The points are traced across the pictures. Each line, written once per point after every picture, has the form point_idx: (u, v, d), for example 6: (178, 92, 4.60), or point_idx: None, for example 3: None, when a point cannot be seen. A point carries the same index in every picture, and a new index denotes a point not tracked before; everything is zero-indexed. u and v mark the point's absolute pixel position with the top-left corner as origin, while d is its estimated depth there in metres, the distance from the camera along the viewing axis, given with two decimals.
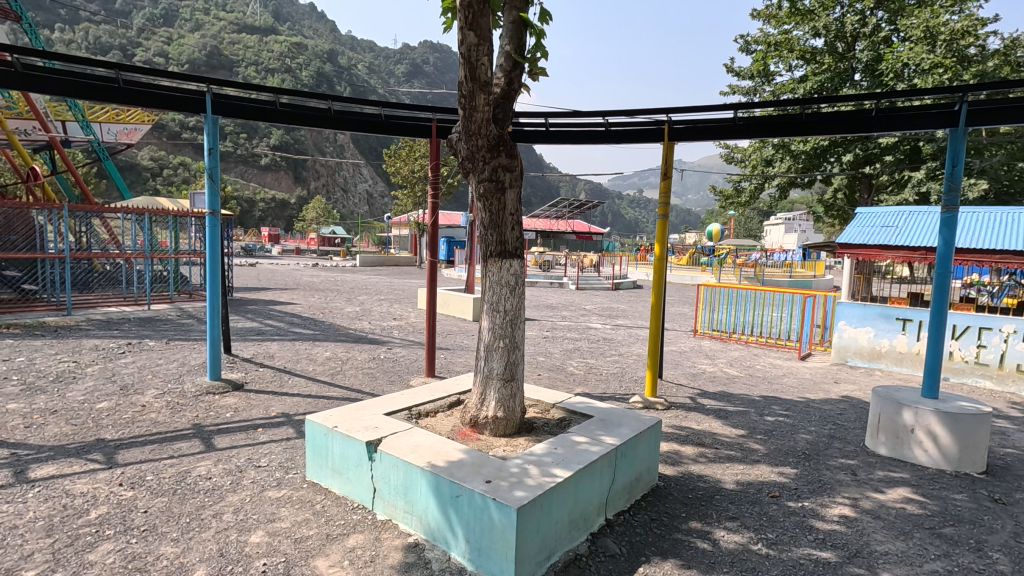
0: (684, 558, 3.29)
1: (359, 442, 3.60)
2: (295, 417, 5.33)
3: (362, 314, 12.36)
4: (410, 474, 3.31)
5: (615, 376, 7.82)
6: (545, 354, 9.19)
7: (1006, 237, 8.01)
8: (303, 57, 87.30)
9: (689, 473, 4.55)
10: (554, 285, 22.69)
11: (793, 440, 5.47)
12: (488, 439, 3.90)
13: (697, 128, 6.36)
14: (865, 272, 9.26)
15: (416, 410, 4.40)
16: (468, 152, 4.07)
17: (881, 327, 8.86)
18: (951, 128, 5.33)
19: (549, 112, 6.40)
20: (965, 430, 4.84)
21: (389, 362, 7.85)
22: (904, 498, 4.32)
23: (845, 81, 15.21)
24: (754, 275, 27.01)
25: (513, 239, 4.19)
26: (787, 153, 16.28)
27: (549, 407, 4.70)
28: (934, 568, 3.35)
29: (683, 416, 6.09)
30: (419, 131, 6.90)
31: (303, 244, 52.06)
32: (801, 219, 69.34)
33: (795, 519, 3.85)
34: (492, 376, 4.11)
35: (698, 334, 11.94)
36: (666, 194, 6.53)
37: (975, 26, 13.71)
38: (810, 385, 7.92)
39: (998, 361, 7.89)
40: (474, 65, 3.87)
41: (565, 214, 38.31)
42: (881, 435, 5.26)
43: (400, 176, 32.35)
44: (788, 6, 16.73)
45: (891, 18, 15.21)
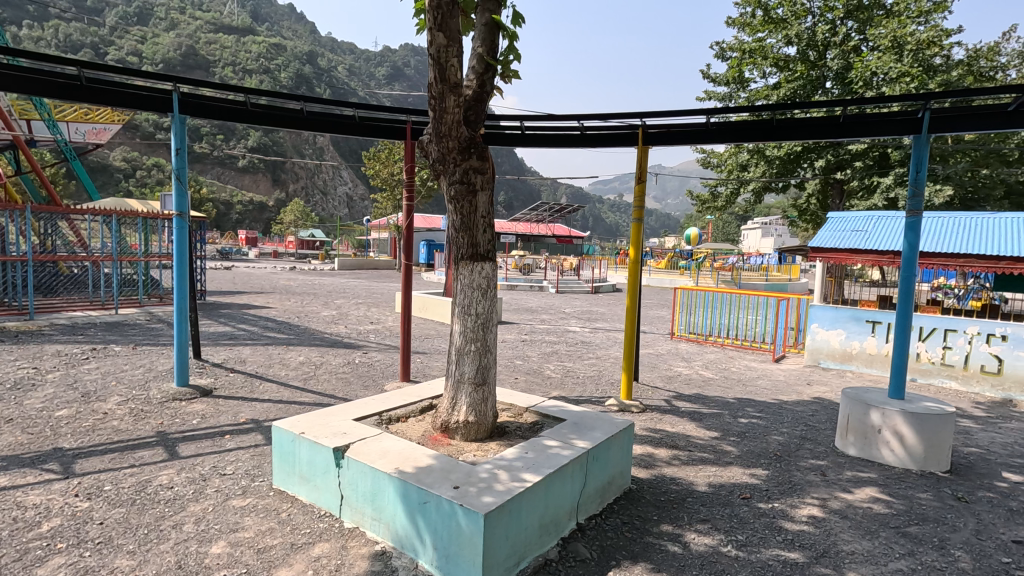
0: (654, 562, 3.28)
1: (326, 448, 3.52)
2: (265, 423, 5.22)
3: (338, 318, 12.24)
4: (378, 480, 3.25)
5: (592, 379, 7.83)
6: (522, 357, 9.17)
7: (971, 241, 8.21)
8: (281, 58, 86.19)
9: (663, 476, 4.56)
10: (534, 289, 22.78)
11: (765, 442, 5.54)
12: (459, 444, 3.87)
13: (672, 133, 6.41)
14: (836, 274, 9.38)
15: (386, 415, 4.34)
16: (438, 154, 4.03)
17: (851, 329, 9.04)
18: (915, 135, 5.47)
19: (525, 116, 6.40)
20: (930, 430, 4.93)
21: (364, 367, 7.73)
22: (870, 498, 4.38)
23: (817, 89, 15.50)
24: (731, 279, 27.39)
25: (485, 242, 4.18)
26: (761, 158, 16.55)
27: (522, 411, 4.67)
28: (898, 567, 3.39)
29: (658, 419, 6.11)
30: (394, 133, 6.83)
31: (281, 247, 51.40)
32: (778, 222, 70.58)
33: (764, 521, 3.88)
34: (464, 380, 4.07)
35: (676, 336, 12.06)
36: (640, 199, 6.53)
37: (940, 37, 14.10)
38: (784, 387, 8.01)
39: (963, 362, 8.09)
40: (444, 67, 3.84)
41: (546, 217, 38.48)
42: (849, 435, 5.34)
43: (380, 179, 32.09)
44: (762, 14, 17.00)
45: (860, 27, 15.60)
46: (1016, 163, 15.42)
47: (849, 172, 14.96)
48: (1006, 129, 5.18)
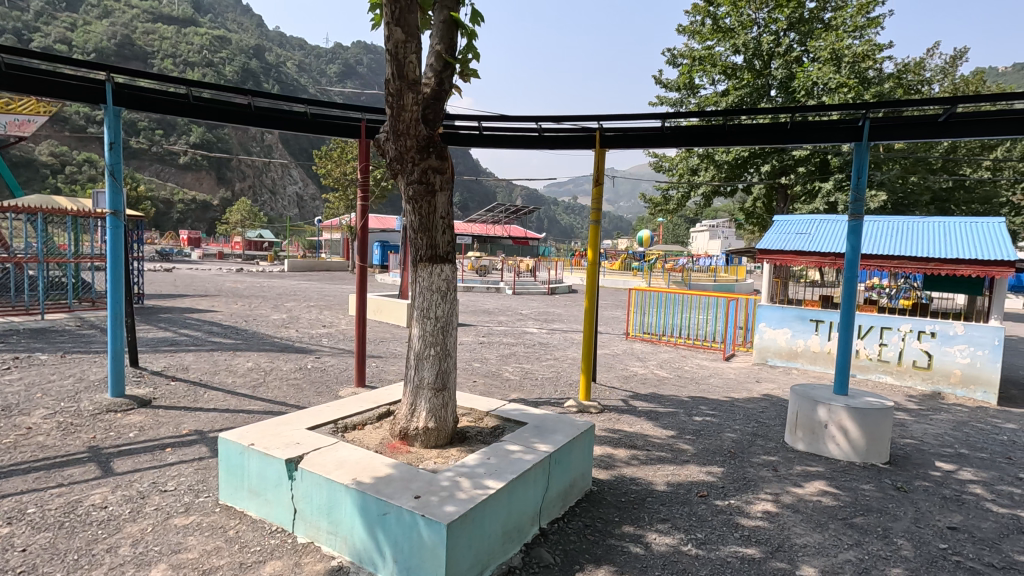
0: (617, 564, 3.28)
1: (277, 460, 3.35)
2: (210, 434, 4.94)
3: (288, 321, 11.78)
4: (334, 492, 3.11)
5: (550, 380, 7.83)
6: (480, 360, 9.09)
7: (904, 243, 8.67)
8: (225, 51, 82.77)
9: (623, 477, 4.59)
10: (491, 291, 22.71)
11: (719, 439, 5.67)
12: (419, 452, 3.76)
13: (628, 136, 6.46)
14: (782, 275, 9.76)
15: (342, 423, 4.18)
16: (395, 153, 3.91)
17: (797, 328, 9.45)
18: (856, 143, 5.70)
19: (482, 116, 6.33)
20: (872, 425, 5.17)
21: (317, 372, 7.48)
22: (819, 491, 4.54)
23: (762, 97, 16.15)
24: (682, 279, 28.16)
25: (444, 244, 4.08)
26: (711, 163, 17.06)
27: (482, 416, 4.60)
28: (847, 558, 3.51)
29: (616, 419, 6.16)
30: (348, 131, 6.61)
31: (226, 248, 49.24)
32: (726, 225, 73.43)
33: (722, 518, 3.95)
34: (423, 386, 3.96)
35: (631, 337, 12.26)
36: (597, 200, 6.56)
37: (873, 51, 14.95)
38: (735, 385, 8.27)
39: (897, 358, 8.56)
40: (401, 63, 3.74)
41: (502, 218, 38.50)
42: (798, 431, 5.54)
43: (332, 178, 31.23)
44: (711, 23, 17.51)
45: (802, 39, 16.33)
46: (940, 170, 16.58)
47: (793, 177, 15.64)
48: (934, 138, 5.50)
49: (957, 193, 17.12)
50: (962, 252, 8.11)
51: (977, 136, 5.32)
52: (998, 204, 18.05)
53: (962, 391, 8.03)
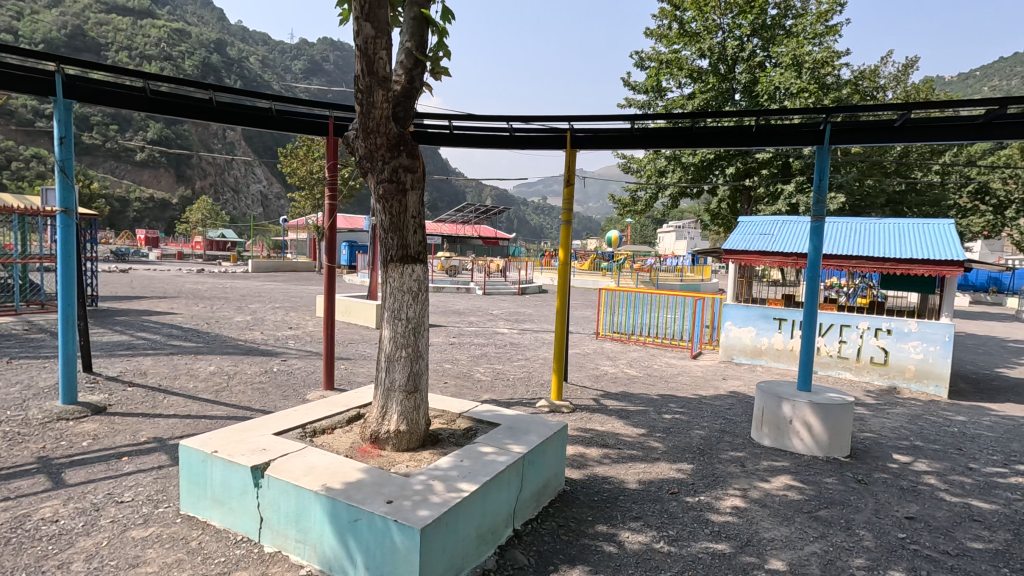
0: (591, 563, 3.29)
1: (242, 468, 3.23)
2: (170, 442, 4.76)
3: (252, 324, 11.44)
4: (303, 499, 3.02)
5: (521, 381, 7.83)
6: (451, 361, 9.02)
7: (861, 245, 8.98)
8: (184, 45, 80.03)
9: (595, 476, 4.61)
10: (462, 291, 22.61)
11: (689, 436, 5.76)
12: (390, 456, 3.69)
13: (598, 137, 6.50)
14: (746, 275, 10.00)
15: (310, 428, 4.07)
16: (364, 151, 3.84)
17: (761, 326, 9.70)
18: (817, 146, 5.86)
19: (453, 115, 6.27)
20: (834, 419, 5.33)
21: (283, 375, 7.28)
22: (785, 485, 4.65)
23: (726, 100, 16.53)
24: (650, 279, 28.60)
25: (415, 243, 4.02)
26: (677, 164, 17.31)
27: (455, 417, 4.56)
28: (813, 550, 3.60)
29: (587, 419, 6.19)
30: (314, 128, 6.47)
31: (186, 248, 47.59)
32: (692, 226, 75.00)
33: (692, 514, 4.01)
34: (394, 389, 3.90)
35: (600, 336, 12.37)
36: (568, 200, 6.58)
37: (832, 57, 15.48)
38: (703, 382, 8.43)
39: (856, 354, 8.86)
40: (371, 60, 3.68)
41: (472, 218, 38.37)
42: (764, 427, 5.67)
43: (297, 177, 30.55)
44: (677, 27, 17.80)
45: (764, 45, 16.79)
46: (893, 174, 17.29)
47: (756, 179, 16.06)
48: (889, 142, 5.70)
49: (908, 196, 17.88)
50: (915, 253, 8.45)
51: (929, 142, 5.54)
52: (946, 206, 18.95)
53: (916, 385, 8.38)
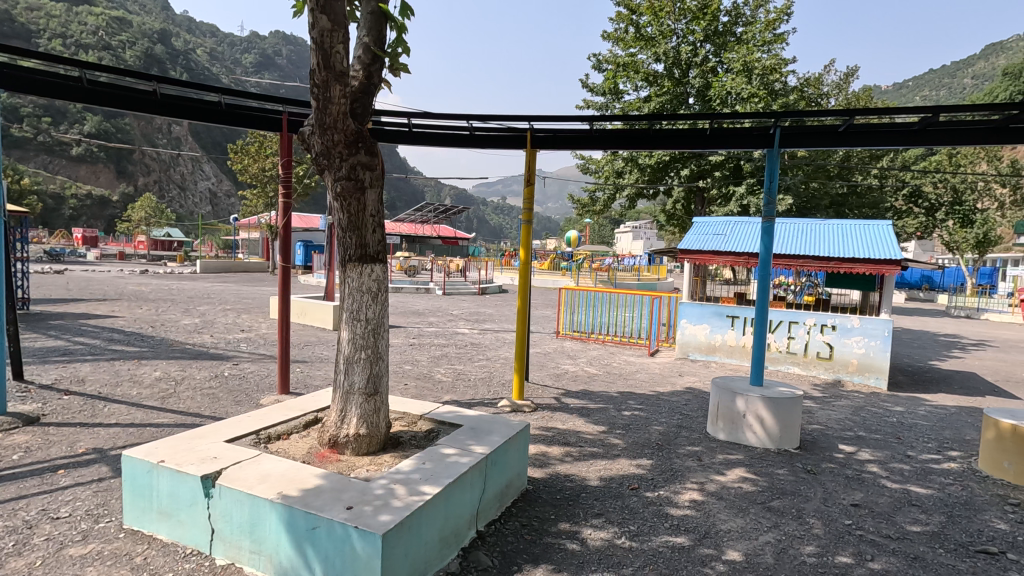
0: (554, 562, 3.30)
1: (191, 477, 3.08)
2: (112, 452, 4.50)
3: (201, 326, 10.97)
4: (257, 508, 2.90)
5: (483, 381, 7.80)
6: (411, 362, 8.90)
7: (808, 245, 9.35)
8: (124, 34, 76.00)
9: (557, 474, 4.63)
10: (421, 292, 22.36)
11: (648, 432, 5.87)
12: (350, 460, 3.60)
13: (557, 137, 6.54)
14: (701, 274, 10.29)
15: (265, 434, 3.93)
16: (321, 148, 3.73)
17: (715, 324, 9.99)
18: (766, 149, 6.06)
19: (412, 113, 6.19)
20: (784, 412, 5.54)
21: (235, 380, 7.01)
22: (740, 478, 4.80)
23: (681, 104, 16.97)
24: (608, 279, 29.05)
25: (374, 243, 3.94)
26: (634, 166, 17.62)
27: (416, 419, 4.49)
28: (767, 539, 3.73)
29: (549, 417, 6.22)
30: (267, 123, 6.23)
31: (128, 249, 45.26)
32: (649, 227, 76.73)
33: (652, 509, 4.08)
34: (353, 392, 3.81)
35: (561, 335, 12.47)
36: (529, 200, 6.59)
37: (780, 64, 16.09)
38: (660, 379, 8.62)
39: (803, 350, 9.25)
40: (327, 53, 3.59)
41: (431, 218, 38.01)
42: (720, 421, 5.84)
43: (249, 174, 29.51)
44: (634, 31, 18.12)
45: (716, 51, 17.30)
46: (836, 177, 18.18)
47: (710, 180, 16.56)
48: (833, 147, 5.95)
49: (850, 198, 18.82)
50: (857, 252, 8.85)
51: (869, 146, 5.80)
52: (884, 208, 20.06)
53: (859, 378, 8.81)
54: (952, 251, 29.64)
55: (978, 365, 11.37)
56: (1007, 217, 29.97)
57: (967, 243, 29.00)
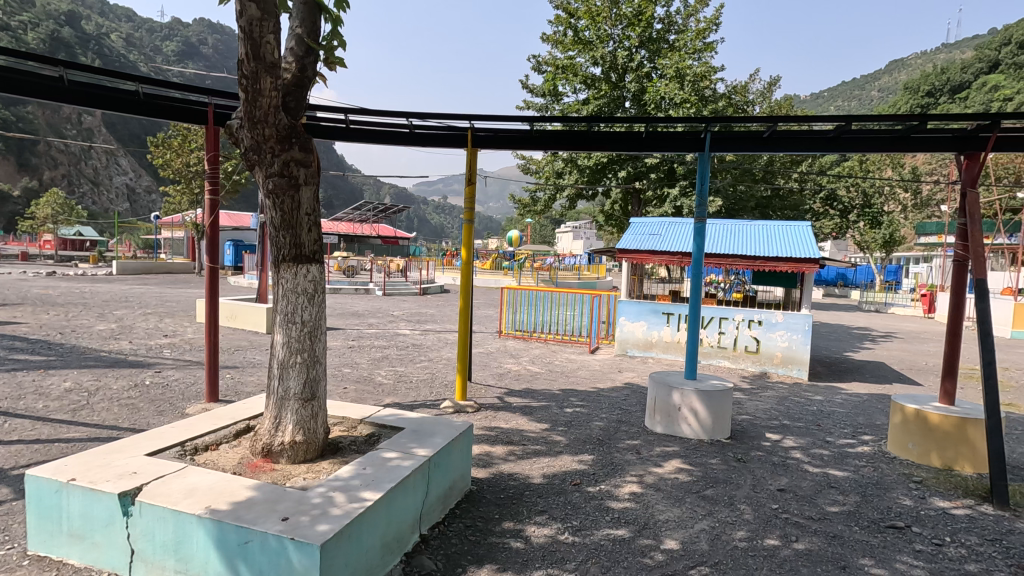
0: (499, 562, 3.30)
1: (107, 495, 2.85)
2: (13, 472, 4.09)
3: (119, 332, 10.20)
4: (182, 524, 2.73)
5: (425, 382, 7.70)
6: (351, 365, 8.66)
7: (736, 245, 9.83)
8: (26, 14, 69.58)
9: (501, 473, 4.63)
10: (360, 292, 21.82)
11: (589, 428, 5.99)
12: (285, 469, 3.45)
13: (498, 137, 6.55)
14: (638, 273, 10.61)
15: (191, 445, 3.70)
16: (251, 142, 3.56)
17: (652, 321, 10.32)
18: (698, 152, 6.31)
19: (349, 109, 6.01)
20: (716, 404, 5.80)
21: (157, 389, 6.56)
22: (676, 469, 4.98)
23: (618, 107, 17.46)
24: (549, 278, 29.47)
25: (310, 242, 3.78)
26: (574, 167, 17.92)
27: (356, 424, 4.36)
28: (702, 527, 3.89)
29: (492, 417, 6.22)
30: (190, 115, 5.86)
31: (32, 248, 41.43)
32: (588, 227, 78.42)
33: (594, 503, 4.16)
34: (289, 397, 3.67)
35: (504, 334, 12.52)
36: (470, 199, 6.54)
37: (709, 72, 16.82)
38: (601, 376, 8.81)
39: (733, 344, 9.72)
40: (257, 44, 3.43)
41: (370, 217, 37.13)
42: (656, 415, 6.04)
43: (171, 169, 27.76)
44: (572, 34, 18.42)
45: (651, 57, 17.88)
46: (760, 181, 19.29)
47: (646, 182, 17.13)
48: (758, 151, 6.27)
49: (773, 200, 20.01)
50: (780, 252, 9.39)
51: (790, 152, 6.14)
52: (803, 210, 21.47)
53: (783, 370, 9.36)
54: (863, 250, 32.12)
55: (885, 355, 12.39)
56: (909, 219, 32.86)
57: (875, 243, 31.58)
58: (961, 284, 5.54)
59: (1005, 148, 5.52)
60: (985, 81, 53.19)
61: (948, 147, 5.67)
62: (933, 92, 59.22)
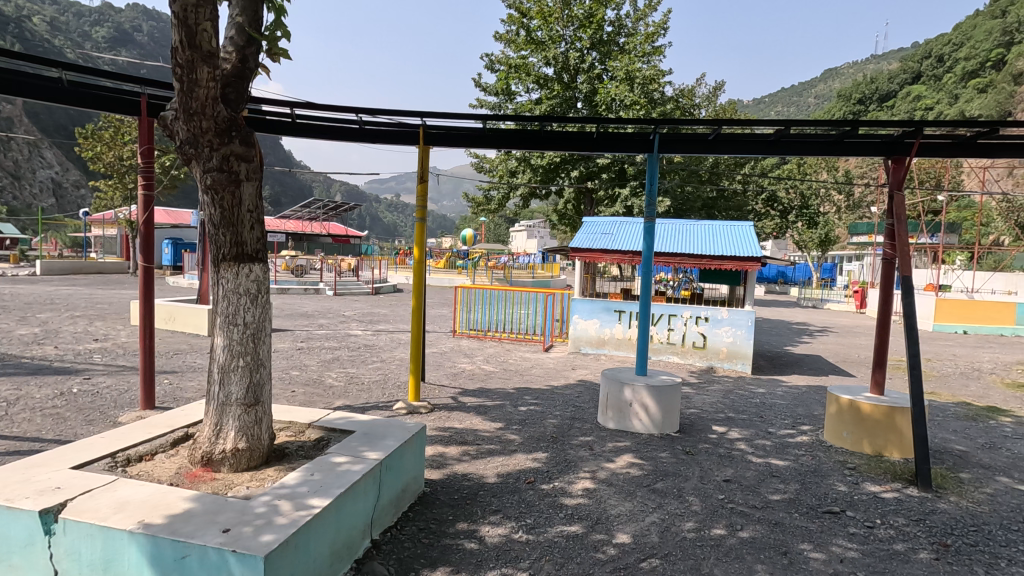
0: (452, 563, 3.27)
1: (26, 513, 2.64)
2: None
3: (43, 337, 9.50)
4: (112, 539, 2.56)
5: (377, 384, 7.55)
6: (299, 367, 8.38)
7: (683, 244, 10.11)
8: None
9: (455, 474, 4.59)
10: (309, 292, 21.19)
11: (543, 426, 6.03)
12: (227, 477, 3.30)
13: (450, 135, 6.48)
14: (591, 271, 10.76)
15: (124, 455, 3.49)
16: (187, 135, 3.38)
17: (604, 319, 10.49)
18: (647, 154, 6.46)
19: (295, 103, 5.81)
20: (665, 399, 5.95)
21: (86, 397, 6.14)
22: (628, 463, 5.08)
23: (570, 107, 17.63)
24: (504, 277, 29.53)
25: (252, 241, 3.62)
26: (527, 166, 18.02)
27: (304, 428, 4.22)
28: (652, 520, 3.98)
29: (446, 417, 6.16)
30: (122, 106, 5.52)
31: None
32: (542, 227, 79.04)
33: (548, 500, 4.18)
34: (230, 403, 3.51)
35: (458, 334, 12.43)
36: (422, 198, 6.45)
37: (658, 75, 17.25)
38: (555, 373, 8.89)
39: (681, 340, 10.01)
40: (192, 31, 3.26)
41: (320, 216, 36.10)
42: (609, 411, 6.14)
43: (102, 163, 26.11)
44: (524, 34, 18.47)
45: (601, 59, 18.16)
46: (706, 182, 19.97)
47: (598, 182, 17.43)
48: (704, 154, 6.46)
49: (718, 201, 20.76)
50: (725, 251, 9.73)
51: (734, 155, 6.35)
52: (746, 211, 22.37)
53: (728, 364, 9.70)
54: (801, 249, 33.76)
55: (822, 348, 13.06)
56: (842, 219, 34.80)
57: (812, 242, 33.29)
58: (889, 280, 5.87)
59: (927, 154, 5.90)
60: (909, 91, 56.99)
61: (877, 152, 6.01)
62: (864, 100, 62.87)
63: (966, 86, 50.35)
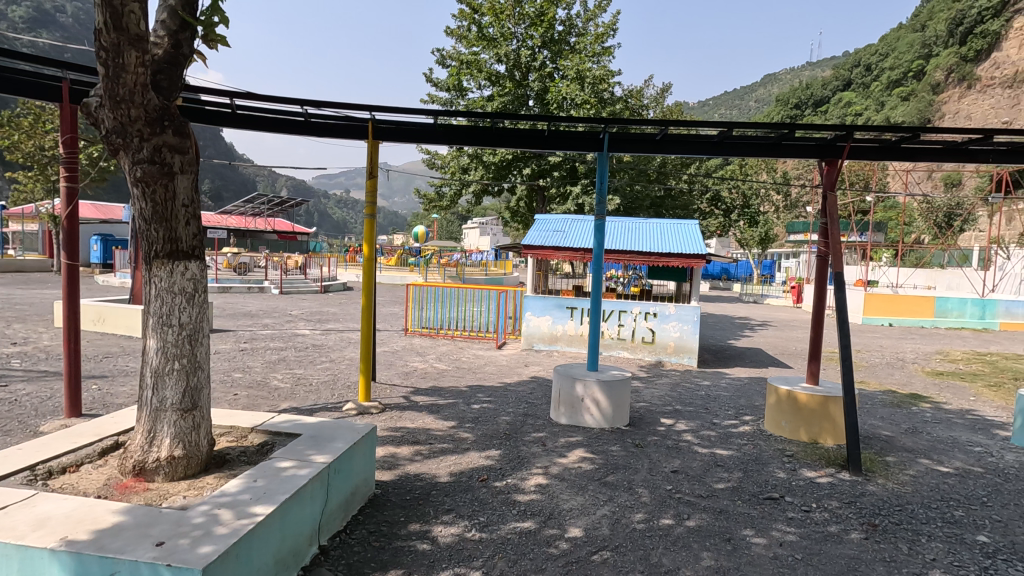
0: (404, 565, 3.22)
1: None
2: None
3: None
4: (31, 559, 2.37)
5: (326, 385, 7.34)
6: (242, 369, 8.03)
7: (632, 242, 10.32)
8: None
9: (406, 475, 4.52)
10: (253, 291, 20.36)
11: (496, 424, 6.01)
12: (161, 487, 3.12)
13: (400, 130, 6.37)
14: (543, 268, 10.80)
15: (44, 467, 3.24)
16: (114, 123, 3.16)
17: (556, 315, 10.58)
18: (597, 152, 6.53)
19: (235, 93, 5.55)
20: (616, 394, 6.06)
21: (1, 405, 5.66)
22: (580, 458, 5.14)
23: (522, 105, 17.68)
24: (456, 274, 29.32)
25: (187, 236, 3.43)
26: (479, 163, 17.95)
27: (246, 433, 4.04)
28: (603, 513, 4.04)
29: (397, 417, 6.05)
30: (42, 91, 5.12)
31: None
32: (495, 224, 78.93)
33: (501, 498, 4.18)
34: (165, 409, 3.33)
35: (410, 332, 12.24)
36: (372, 194, 6.30)
37: (608, 75, 17.52)
38: (508, 370, 8.91)
39: (631, 336, 10.23)
40: (118, 12, 3.05)
41: (264, 212, 34.74)
42: (561, 407, 6.20)
43: (20, 152, 24.12)
44: (476, 30, 18.38)
45: (553, 57, 18.26)
46: (654, 182, 20.47)
47: (550, 180, 17.56)
48: (652, 153, 6.59)
49: (665, 200, 21.35)
50: (672, 248, 9.99)
51: (680, 155, 6.52)
52: (692, 210, 23.10)
53: (676, 358, 9.99)
54: (743, 247, 35.20)
55: (762, 342, 13.65)
56: (780, 219, 36.50)
57: (753, 240, 34.76)
58: (823, 276, 6.19)
59: (858, 157, 6.26)
60: (841, 98, 60.34)
61: (812, 154, 6.32)
62: (800, 105, 66.13)
63: (890, 95, 53.83)
